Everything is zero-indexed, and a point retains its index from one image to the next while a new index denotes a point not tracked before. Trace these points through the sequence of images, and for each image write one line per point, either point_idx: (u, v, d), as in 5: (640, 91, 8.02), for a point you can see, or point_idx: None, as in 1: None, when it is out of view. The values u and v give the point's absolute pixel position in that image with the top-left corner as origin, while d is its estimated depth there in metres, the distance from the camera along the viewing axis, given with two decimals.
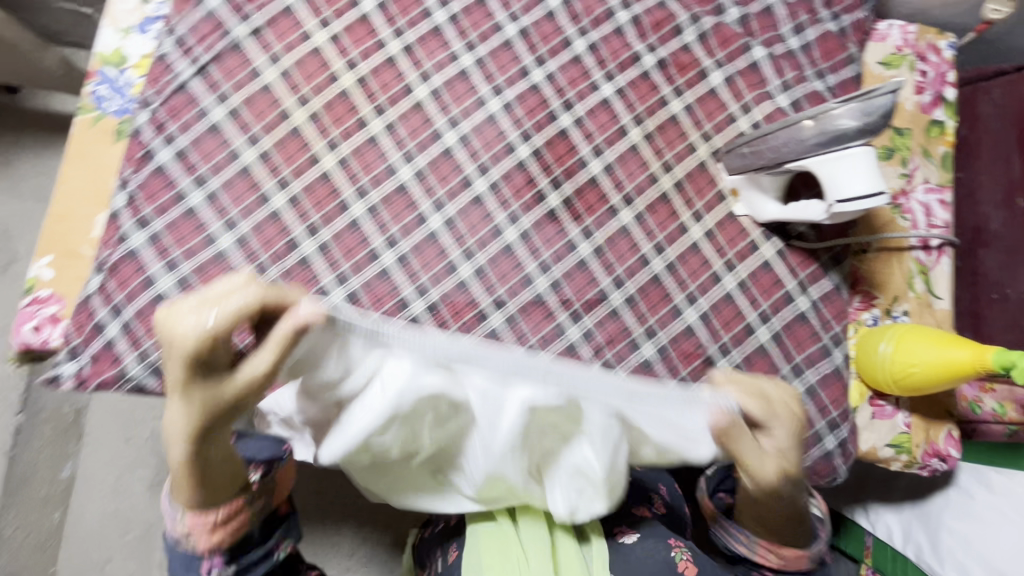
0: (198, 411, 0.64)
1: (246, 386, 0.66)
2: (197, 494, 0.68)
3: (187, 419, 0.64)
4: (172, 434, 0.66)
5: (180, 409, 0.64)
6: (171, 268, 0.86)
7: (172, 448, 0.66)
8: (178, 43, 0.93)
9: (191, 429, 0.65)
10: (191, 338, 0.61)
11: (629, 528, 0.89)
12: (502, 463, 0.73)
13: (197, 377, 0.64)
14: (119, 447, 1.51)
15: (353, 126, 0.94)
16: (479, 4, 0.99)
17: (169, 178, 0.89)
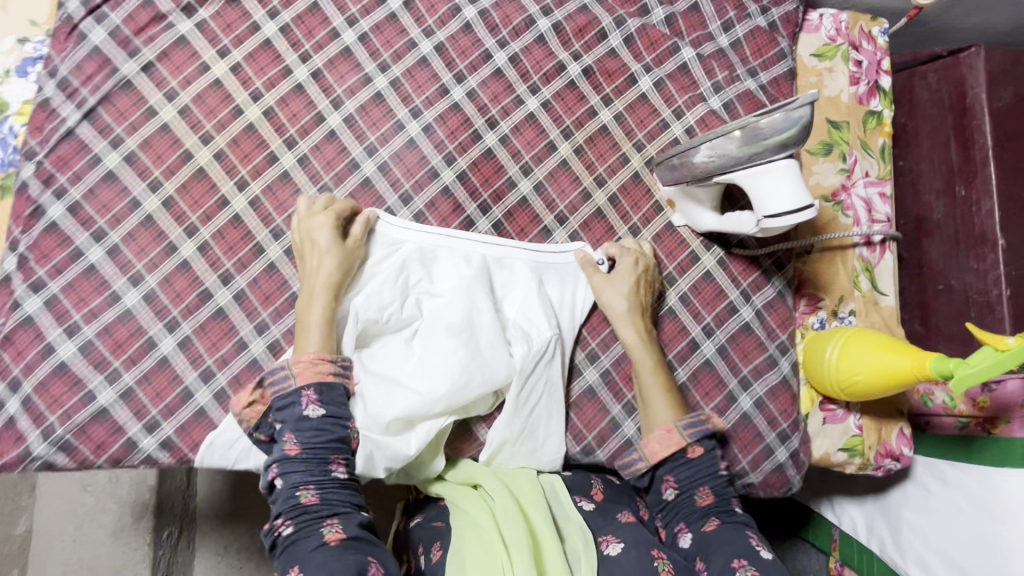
0: (334, 270, 0.78)
1: (351, 251, 0.81)
2: (319, 331, 0.75)
3: (312, 254, 0.79)
4: (316, 281, 0.78)
5: (324, 255, 0.79)
6: (72, 334, 0.80)
7: (313, 306, 0.77)
8: (61, 85, 0.85)
9: (330, 282, 0.78)
10: (322, 215, 0.80)
11: (613, 536, 0.73)
12: (482, 319, 0.82)
13: (311, 248, 0.79)
14: (73, 496, 1.30)
15: (264, 162, 0.89)
16: (390, 21, 0.93)
17: (64, 235, 0.83)
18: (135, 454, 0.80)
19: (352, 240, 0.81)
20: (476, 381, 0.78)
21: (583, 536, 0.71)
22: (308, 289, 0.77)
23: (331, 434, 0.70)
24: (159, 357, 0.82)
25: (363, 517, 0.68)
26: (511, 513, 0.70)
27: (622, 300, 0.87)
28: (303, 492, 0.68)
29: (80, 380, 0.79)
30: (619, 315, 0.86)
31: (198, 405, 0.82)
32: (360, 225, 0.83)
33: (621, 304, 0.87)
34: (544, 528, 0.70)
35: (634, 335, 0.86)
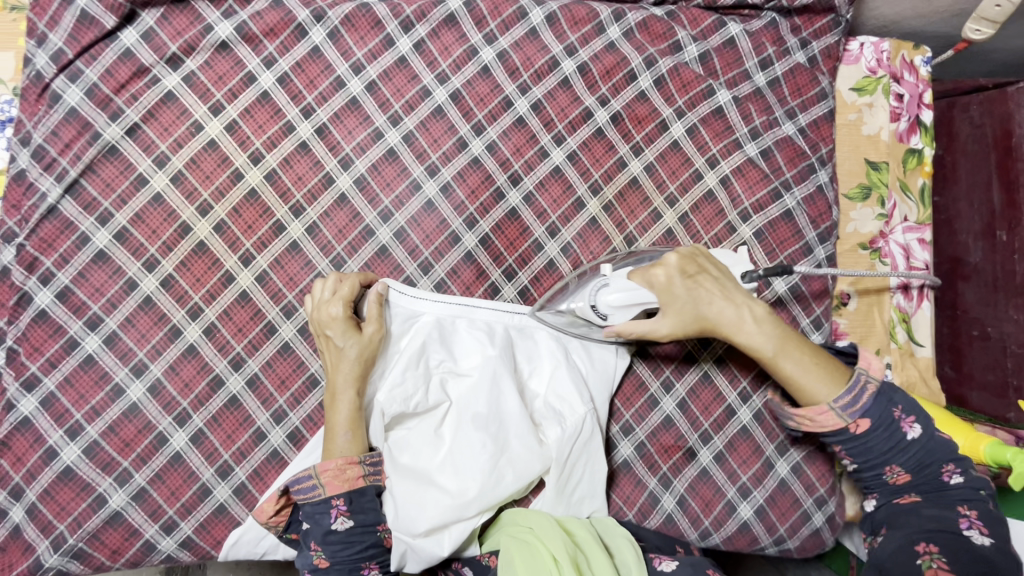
0: (354, 363, 0.75)
1: (372, 342, 0.76)
2: (346, 432, 0.73)
3: (331, 350, 0.76)
4: (338, 386, 0.75)
5: (341, 351, 0.75)
6: (75, 436, 0.75)
7: (340, 404, 0.74)
8: (36, 155, 0.76)
9: (353, 380, 0.75)
10: (337, 304, 0.76)
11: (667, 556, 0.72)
12: (508, 408, 0.78)
13: (335, 350, 0.75)
14: None
15: (270, 232, 0.81)
16: (400, 66, 0.84)
17: (55, 325, 0.76)
18: (154, 556, 0.76)
19: (367, 330, 0.76)
20: (506, 477, 0.75)
21: (632, 551, 0.71)
22: (333, 388, 0.75)
23: (361, 543, 0.71)
24: (171, 453, 0.77)
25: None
26: (555, 527, 0.71)
27: (722, 305, 0.74)
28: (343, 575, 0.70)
29: (88, 484, 0.75)
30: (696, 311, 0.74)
31: (217, 501, 0.78)
32: (377, 310, 0.77)
33: (718, 309, 0.74)
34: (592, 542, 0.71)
35: (755, 324, 0.73)
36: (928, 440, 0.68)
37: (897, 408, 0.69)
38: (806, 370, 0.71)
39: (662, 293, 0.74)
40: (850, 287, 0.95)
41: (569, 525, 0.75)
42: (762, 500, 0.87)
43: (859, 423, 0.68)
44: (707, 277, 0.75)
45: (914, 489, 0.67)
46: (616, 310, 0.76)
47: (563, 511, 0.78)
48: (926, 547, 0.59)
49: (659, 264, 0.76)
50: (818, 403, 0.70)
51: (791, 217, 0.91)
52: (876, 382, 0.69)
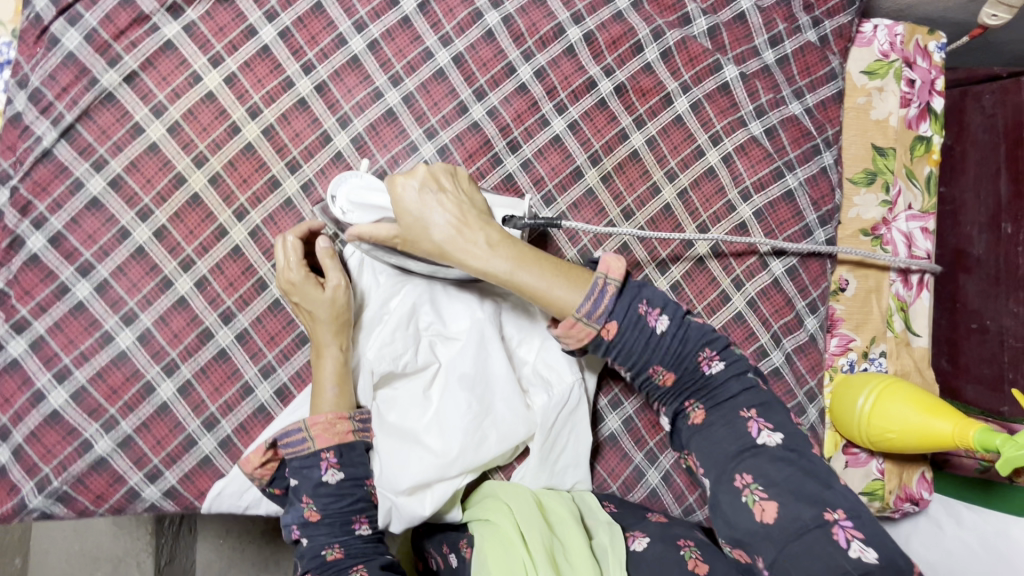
0: (330, 321, 0.75)
1: (338, 298, 0.75)
2: (333, 386, 0.75)
3: (304, 315, 0.76)
4: (323, 344, 0.75)
5: (315, 311, 0.75)
6: (62, 380, 0.75)
7: (326, 358, 0.75)
8: (33, 98, 0.76)
9: (337, 337, 0.76)
10: (293, 270, 0.75)
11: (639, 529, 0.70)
12: (496, 371, 0.78)
13: (310, 314, 0.75)
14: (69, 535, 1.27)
15: (265, 188, 0.81)
16: (404, 26, 0.83)
17: (46, 269, 0.75)
18: (138, 503, 0.77)
19: (329, 290, 0.75)
20: (490, 439, 0.76)
21: (609, 532, 0.70)
22: (318, 343, 0.75)
23: (352, 495, 0.72)
24: (158, 403, 0.77)
25: (386, 560, 0.70)
26: (533, 515, 0.70)
27: (447, 221, 0.66)
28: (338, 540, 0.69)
29: (75, 428, 0.75)
30: (431, 221, 0.66)
31: (202, 453, 0.78)
32: (335, 268, 0.76)
33: (447, 229, 0.66)
34: (569, 526, 0.69)
35: (488, 246, 0.65)
36: (677, 328, 0.62)
37: (642, 302, 0.62)
38: (540, 279, 0.63)
39: (398, 204, 0.67)
40: (850, 273, 0.94)
41: (547, 503, 0.75)
42: None
43: (609, 328, 0.61)
44: (448, 194, 0.67)
45: (684, 393, 0.64)
46: (355, 208, 0.72)
47: (546, 479, 0.79)
48: (746, 479, 0.58)
49: (402, 175, 0.68)
50: (566, 316, 0.62)
51: (792, 198, 0.89)
52: (615, 283, 0.61)
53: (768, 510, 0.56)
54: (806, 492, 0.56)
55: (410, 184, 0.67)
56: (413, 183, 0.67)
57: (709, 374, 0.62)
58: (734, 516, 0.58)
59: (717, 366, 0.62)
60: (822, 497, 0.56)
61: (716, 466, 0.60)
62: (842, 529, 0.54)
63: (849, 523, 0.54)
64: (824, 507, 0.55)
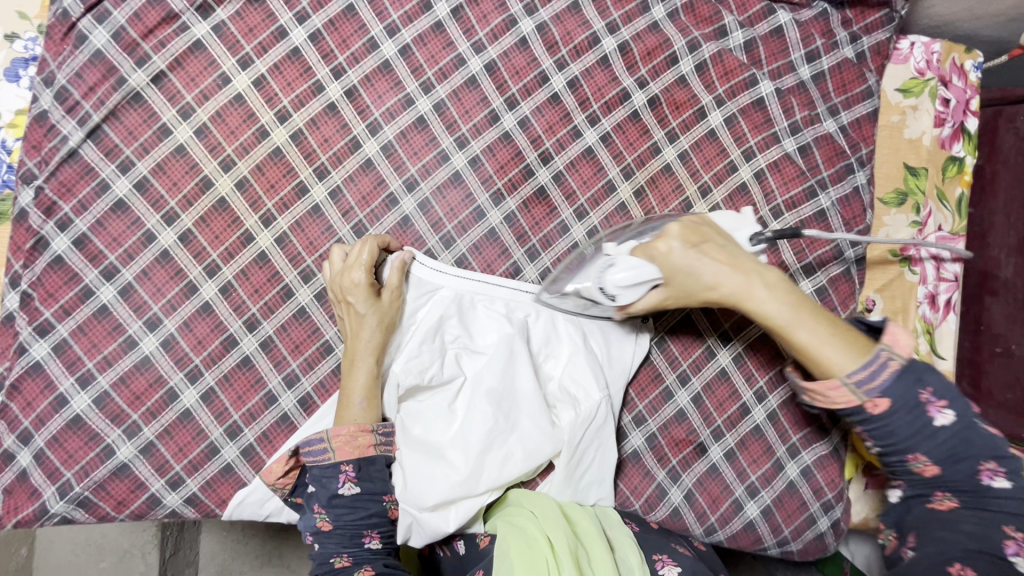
0: (377, 326, 0.74)
1: (391, 309, 0.76)
2: (361, 399, 0.73)
3: (352, 316, 0.74)
4: (357, 354, 0.74)
5: (363, 318, 0.74)
6: (85, 384, 0.74)
7: (358, 370, 0.74)
8: (59, 96, 0.74)
9: (373, 348, 0.74)
10: (359, 270, 0.74)
11: (670, 557, 0.69)
12: (524, 387, 0.77)
13: (355, 321, 0.74)
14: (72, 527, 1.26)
15: (292, 193, 0.79)
16: (436, 32, 0.81)
17: (71, 271, 0.74)
18: (159, 510, 0.76)
19: (388, 295, 0.75)
20: (515, 454, 0.75)
21: (633, 549, 0.69)
22: (352, 354, 0.74)
23: (365, 510, 0.71)
24: (181, 410, 0.76)
25: (389, 560, 0.71)
26: (560, 522, 0.69)
27: (719, 270, 0.64)
28: (348, 551, 0.69)
29: (97, 434, 0.74)
30: (687, 270, 0.65)
31: (225, 461, 0.77)
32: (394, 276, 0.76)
33: (720, 276, 0.64)
34: (594, 536, 0.68)
35: (768, 291, 0.62)
36: (962, 428, 0.55)
37: (927, 389, 0.56)
38: (821, 338, 0.59)
39: (665, 261, 0.66)
40: (875, 294, 0.94)
41: (572, 513, 0.74)
42: (770, 500, 0.86)
43: (877, 404, 0.56)
44: (711, 245, 0.66)
45: (946, 488, 0.57)
46: (622, 290, 0.69)
47: (571, 495, 0.78)
48: (961, 569, 0.52)
49: (660, 235, 0.67)
50: (834, 376, 0.58)
51: (824, 217, 0.88)
52: (901, 360, 0.57)
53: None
54: None
55: (670, 238, 0.66)
56: (671, 238, 0.66)
57: (988, 486, 0.55)
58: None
59: (1002, 482, 0.54)
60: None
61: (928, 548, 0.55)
62: None
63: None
64: None
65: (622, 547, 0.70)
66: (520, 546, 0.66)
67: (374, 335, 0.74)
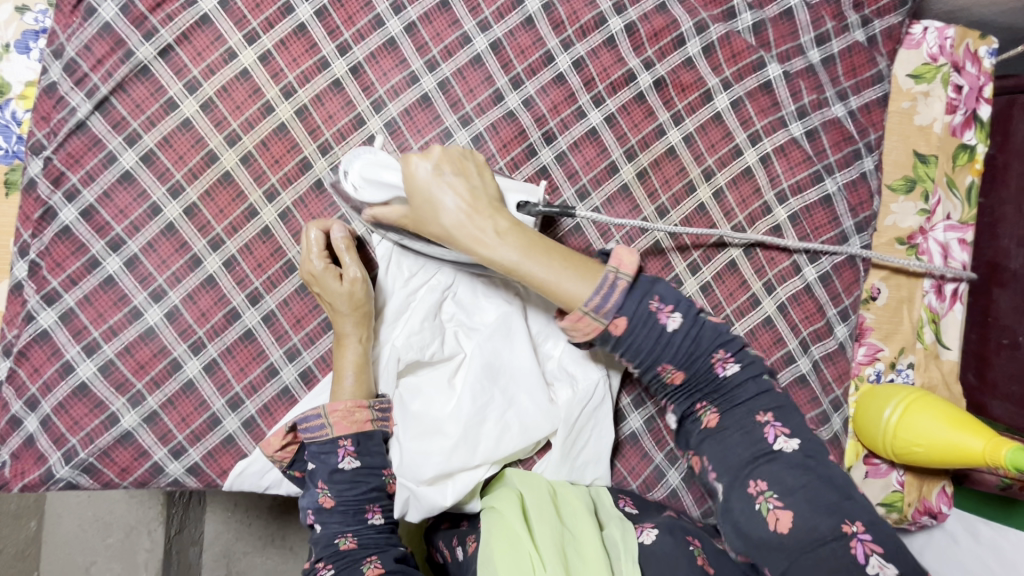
0: (352, 313, 0.75)
1: (366, 296, 0.76)
2: (351, 375, 0.74)
3: (328, 306, 0.76)
4: (342, 333, 0.75)
5: (339, 309, 0.75)
6: (91, 353, 0.76)
7: (348, 348, 0.75)
8: (68, 68, 0.75)
9: (361, 329, 0.76)
10: (315, 259, 0.75)
11: (647, 523, 0.69)
12: (520, 365, 0.78)
13: (329, 307, 0.75)
14: (79, 501, 1.28)
15: (296, 169, 0.80)
16: (442, 9, 0.81)
17: (79, 241, 0.76)
18: (162, 478, 0.78)
19: (347, 283, 0.74)
20: (512, 430, 0.75)
21: (620, 526, 0.69)
22: (339, 334, 0.75)
23: (366, 484, 0.72)
24: (184, 380, 0.77)
25: (399, 552, 0.70)
26: (546, 511, 0.68)
27: (457, 207, 0.64)
28: (352, 529, 0.70)
29: (102, 402, 0.76)
30: (432, 196, 0.64)
31: (226, 432, 0.78)
32: (354, 261, 0.76)
33: (457, 215, 0.64)
34: (581, 519, 0.69)
35: (497, 234, 0.63)
36: (691, 327, 0.61)
37: (655, 299, 0.60)
38: (551, 270, 0.61)
39: (408, 179, 0.65)
40: (882, 281, 0.92)
41: (562, 492, 0.74)
42: None
43: (616, 324, 0.60)
44: (461, 175, 0.65)
45: (700, 396, 0.63)
46: (367, 184, 0.69)
47: (567, 474, 0.78)
48: (760, 486, 0.58)
49: (416, 154, 0.66)
50: (573, 307, 0.61)
51: (829, 203, 0.88)
52: (627, 278, 0.59)
53: (783, 520, 0.56)
54: (828, 506, 0.56)
55: (425, 161, 0.65)
56: (428, 161, 0.65)
57: (724, 377, 0.62)
58: (748, 525, 0.58)
59: (732, 367, 0.61)
60: (842, 507, 0.56)
61: (728, 471, 0.60)
62: (861, 543, 0.54)
63: (869, 537, 0.54)
64: (842, 520, 0.55)
65: (611, 524, 0.70)
66: (506, 560, 0.64)
67: (360, 319, 0.75)
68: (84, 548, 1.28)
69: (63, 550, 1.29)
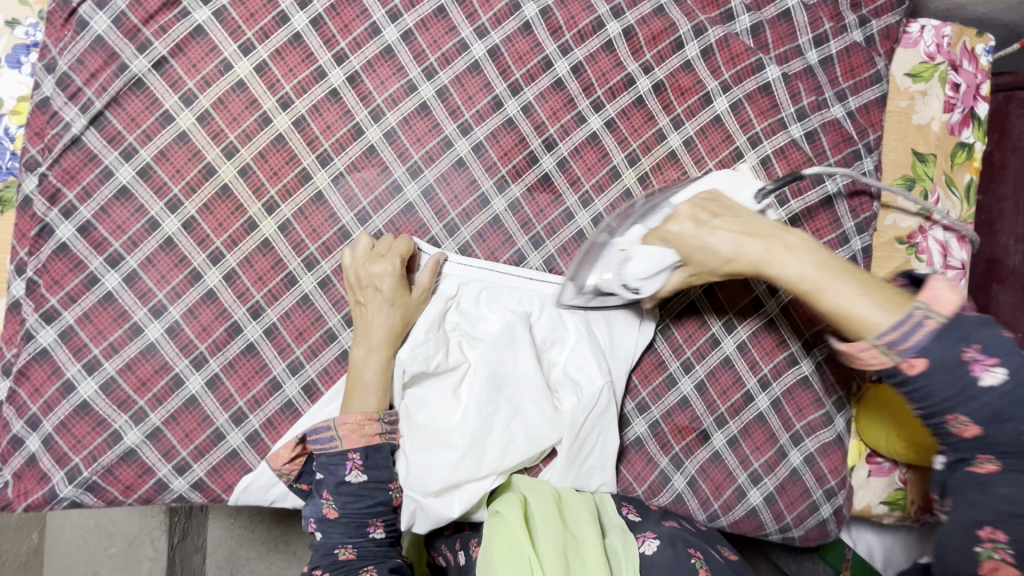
0: (388, 328, 0.75)
1: (418, 306, 0.77)
2: (377, 390, 0.74)
3: (366, 311, 0.76)
4: (373, 319, 0.75)
5: (382, 311, 0.75)
6: (92, 370, 0.75)
7: (369, 362, 0.75)
8: (61, 83, 0.74)
9: (387, 341, 0.75)
10: (377, 261, 0.76)
11: (650, 532, 0.70)
12: (524, 373, 0.77)
13: (373, 291, 0.75)
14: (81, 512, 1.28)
15: (295, 180, 0.79)
16: (439, 16, 0.80)
17: (76, 258, 0.75)
18: (166, 495, 0.77)
19: (417, 291, 0.77)
20: (517, 440, 0.75)
21: (624, 539, 0.68)
22: (366, 344, 0.75)
23: (371, 498, 0.71)
24: (187, 396, 0.77)
25: (396, 563, 0.70)
26: (551, 514, 0.68)
27: (729, 241, 0.61)
28: (352, 542, 0.70)
29: (104, 419, 0.75)
30: (700, 241, 0.63)
31: (230, 447, 0.78)
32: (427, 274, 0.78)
33: (732, 249, 0.61)
34: (585, 525, 0.68)
35: (785, 251, 0.57)
36: (1013, 388, 0.48)
37: (975, 347, 0.49)
38: (844, 293, 0.53)
39: (675, 242, 0.65)
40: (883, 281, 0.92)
41: (566, 498, 0.74)
42: (772, 487, 0.87)
43: (914, 364, 0.50)
44: (721, 217, 0.64)
45: (990, 449, 0.51)
46: (644, 281, 0.68)
47: (572, 481, 0.78)
48: (991, 533, 0.50)
49: (671, 217, 0.67)
50: (862, 336, 0.52)
51: (830, 204, 0.88)
52: (940, 317, 0.50)
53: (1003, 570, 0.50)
54: None
55: (681, 219, 0.65)
56: (687, 217, 0.65)
57: None
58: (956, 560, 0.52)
59: None
60: None
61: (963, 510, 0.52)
62: None
63: None
64: None
65: (614, 531, 0.70)
66: (505, 558, 0.64)
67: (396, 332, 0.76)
68: (86, 560, 1.28)
69: (66, 562, 1.28)
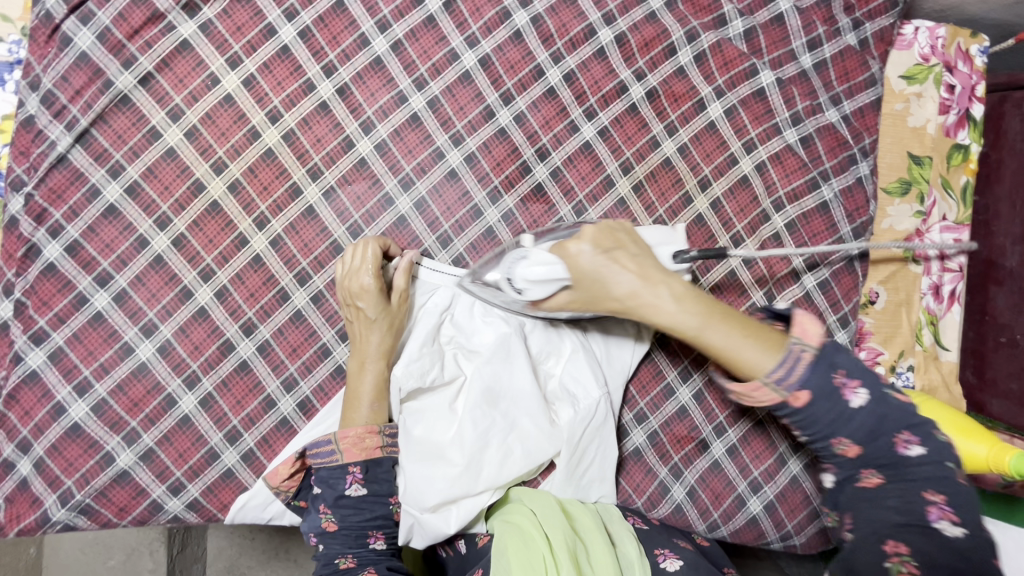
0: (382, 339, 0.74)
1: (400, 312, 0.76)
2: (369, 403, 0.73)
3: (360, 321, 0.74)
4: (368, 332, 0.74)
5: (373, 322, 0.74)
6: (82, 393, 0.74)
7: (365, 374, 0.74)
8: (45, 100, 0.73)
9: (382, 351, 0.74)
10: (367, 273, 0.73)
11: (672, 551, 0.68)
12: (520, 387, 0.77)
13: (362, 303, 0.74)
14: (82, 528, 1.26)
15: (286, 195, 0.78)
16: (429, 26, 0.79)
17: (64, 279, 0.74)
18: (161, 516, 0.76)
19: (398, 298, 0.76)
20: (515, 454, 0.74)
21: (634, 545, 0.68)
22: (360, 356, 0.74)
23: (371, 511, 0.72)
24: (180, 416, 0.76)
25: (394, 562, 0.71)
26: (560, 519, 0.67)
27: (630, 278, 0.62)
28: (353, 552, 0.69)
29: (96, 441, 0.74)
30: (597, 267, 0.63)
31: (225, 466, 0.77)
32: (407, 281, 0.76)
33: (631, 284, 0.62)
34: (594, 534, 0.67)
35: (674, 299, 0.60)
36: (877, 406, 0.55)
37: (840, 371, 0.56)
38: (731, 339, 0.58)
39: (574, 266, 0.64)
40: (879, 285, 0.92)
41: (571, 509, 0.73)
42: (772, 495, 0.86)
43: (798, 398, 0.56)
44: (621, 248, 0.64)
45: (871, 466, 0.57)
46: (532, 286, 0.66)
47: (572, 493, 0.78)
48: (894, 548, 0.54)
49: (573, 238, 0.66)
50: (751, 376, 0.57)
51: (826, 209, 0.87)
52: (812, 350, 0.56)
53: None
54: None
55: (583, 241, 0.64)
56: (585, 240, 0.64)
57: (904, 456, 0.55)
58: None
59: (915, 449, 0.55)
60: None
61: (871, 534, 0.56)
62: None
63: None
64: None
65: (623, 543, 0.68)
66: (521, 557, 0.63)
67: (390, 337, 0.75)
68: None
69: None
